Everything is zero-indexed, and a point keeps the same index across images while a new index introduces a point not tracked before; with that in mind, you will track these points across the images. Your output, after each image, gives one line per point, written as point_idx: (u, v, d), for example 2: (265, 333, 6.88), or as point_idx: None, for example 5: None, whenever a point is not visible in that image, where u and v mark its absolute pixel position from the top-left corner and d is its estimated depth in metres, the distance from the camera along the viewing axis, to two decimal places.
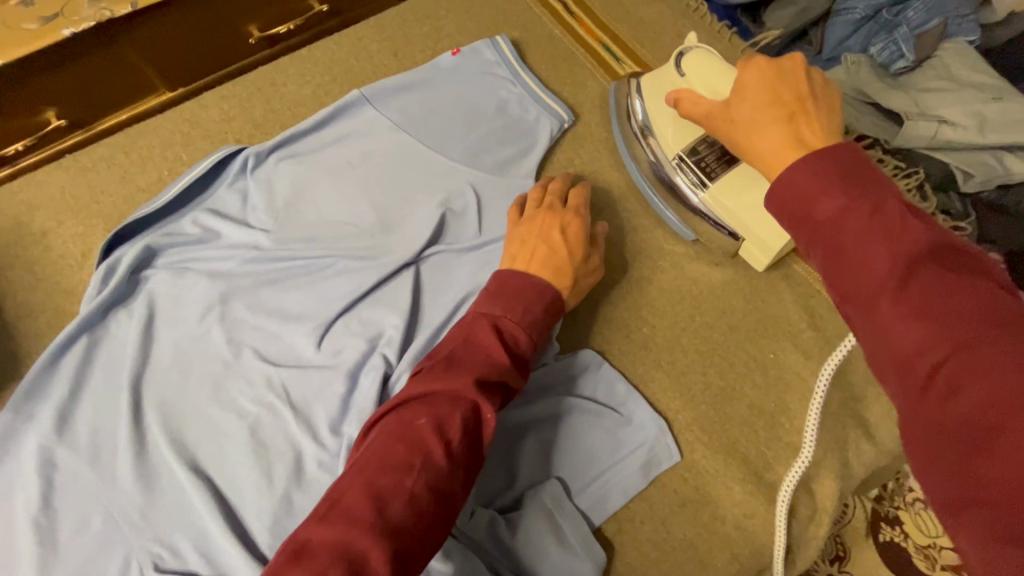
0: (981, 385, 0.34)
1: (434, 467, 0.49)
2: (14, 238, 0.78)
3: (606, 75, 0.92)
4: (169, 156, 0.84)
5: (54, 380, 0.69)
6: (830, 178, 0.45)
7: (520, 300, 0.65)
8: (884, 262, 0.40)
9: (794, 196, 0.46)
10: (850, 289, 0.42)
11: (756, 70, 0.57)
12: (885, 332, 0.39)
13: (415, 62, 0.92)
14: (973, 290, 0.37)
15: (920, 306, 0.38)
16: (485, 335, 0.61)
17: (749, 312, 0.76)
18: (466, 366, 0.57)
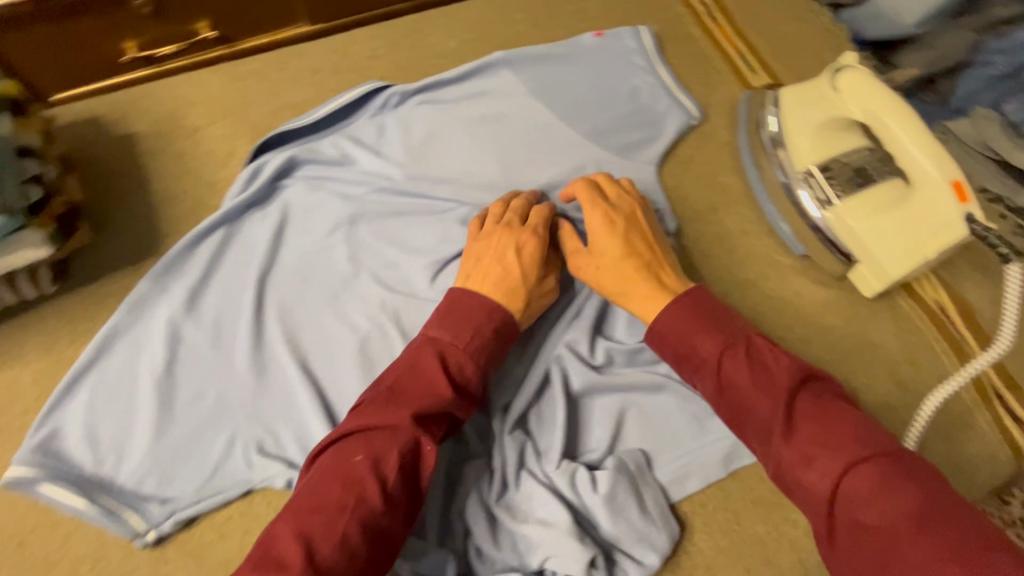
0: (880, 506, 0.50)
1: (368, 506, 0.52)
2: (169, 128, 0.83)
3: (739, 83, 0.94)
4: (316, 81, 0.89)
5: (190, 262, 0.74)
6: (691, 314, 0.64)
7: (468, 323, 0.64)
8: (764, 397, 0.58)
9: (678, 337, 0.64)
10: (739, 416, 0.60)
11: (597, 219, 0.72)
12: (793, 461, 0.55)
13: (557, 36, 0.95)
14: (836, 417, 0.56)
15: (807, 437, 0.55)
16: (429, 364, 0.61)
17: (846, 335, 0.77)
18: (408, 398, 0.59)
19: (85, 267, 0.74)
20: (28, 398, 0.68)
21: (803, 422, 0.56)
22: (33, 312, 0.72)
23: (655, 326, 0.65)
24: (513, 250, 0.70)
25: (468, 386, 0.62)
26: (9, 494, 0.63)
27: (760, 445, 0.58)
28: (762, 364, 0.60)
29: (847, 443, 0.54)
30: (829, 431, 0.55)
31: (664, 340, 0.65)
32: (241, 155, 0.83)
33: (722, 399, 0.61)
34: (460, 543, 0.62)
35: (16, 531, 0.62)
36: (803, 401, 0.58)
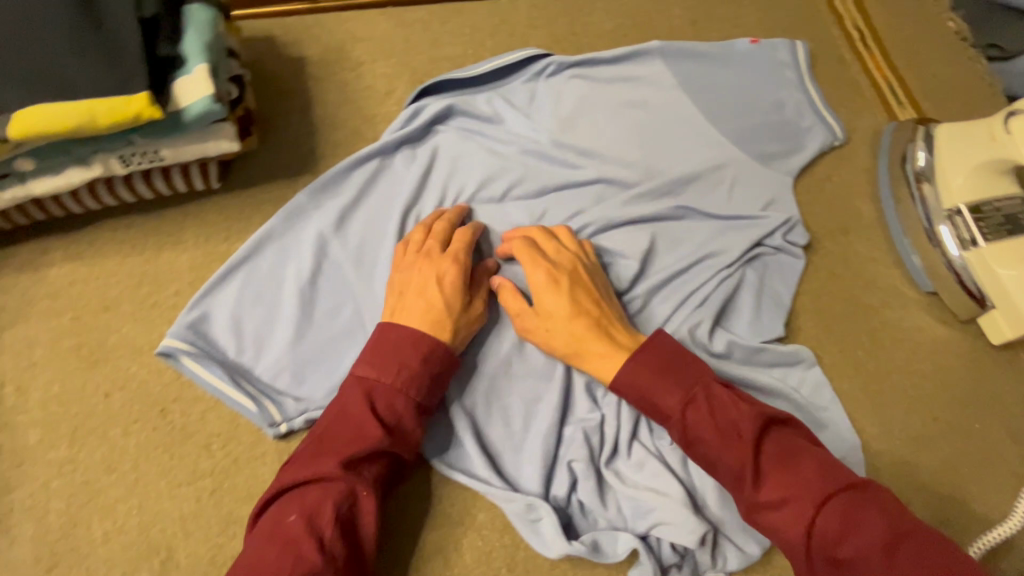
0: (854, 543, 0.49)
1: (305, 567, 0.51)
2: (335, 59, 0.87)
3: (884, 114, 0.93)
4: (476, 39, 0.92)
5: (344, 185, 0.78)
6: (653, 371, 0.61)
7: (397, 358, 0.61)
8: (728, 450, 0.56)
9: (643, 392, 0.61)
10: (710, 469, 0.58)
11: (541, 276, 0.67)
12: (765, 514, 0.54)
13: (710, 38, 0.96)
14: (800, 457, 0.55)
15: (774, 483, 0.54)
16: (358, 407, 0.59)
17: (965, 378, 0.77)
18: (336, 446, 0.57)
19: (246, 173, 0.78)
20: (181, 280, 0.72)
21: (769, 470, 0.55)
22: (194, 203, 0.75)
23: (618, 380, 0.62)
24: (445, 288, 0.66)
25: (401, 421, 0.60)
26: (159, 363, 0.67)
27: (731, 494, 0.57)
28: (724, 415, 0.58)
29: (814, 480, 0.53)
30: (797, 477, 0.54)
31: (626, 394, 0.62)
32: (398, 96, 0.87)
33: (691, 451, 0.59)
34: (565, 498, 0.64)
35: (161, 398, 0.66)
36: (769, 447, 0.56)
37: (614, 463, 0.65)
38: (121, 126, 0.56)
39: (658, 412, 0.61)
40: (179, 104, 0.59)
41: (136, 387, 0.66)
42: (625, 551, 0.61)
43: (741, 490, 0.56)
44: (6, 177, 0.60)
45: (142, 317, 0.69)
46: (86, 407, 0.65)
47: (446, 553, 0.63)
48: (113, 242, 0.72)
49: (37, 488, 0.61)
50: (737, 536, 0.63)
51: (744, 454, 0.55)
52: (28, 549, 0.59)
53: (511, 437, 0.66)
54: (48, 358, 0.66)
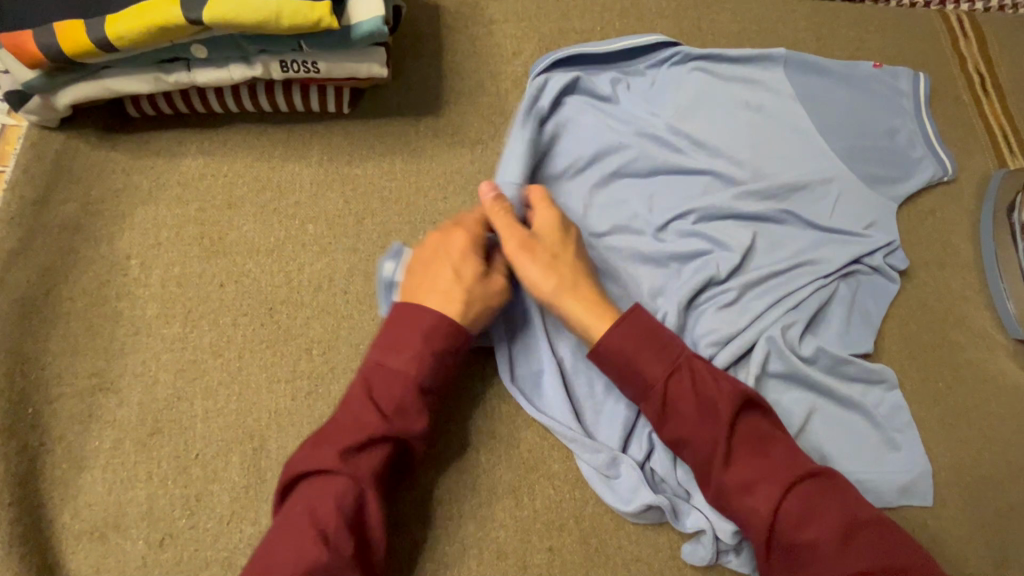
0: (817, 527, 0.53)
1: (311, 561, 0.51)
2: (470, 13, 0.89)
3: (995, 158, 0.93)
4: (605, 17, 0.93)
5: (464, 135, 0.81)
6: (627, 345, 0.61)
7: (395, 345, 0.59)
8: (703, 429, 0.58)
9: (624, 363, 0.61)
10: (683, 446, 0.59)
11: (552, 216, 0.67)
12: (733, 495, 0.57)
13: (831, 56, 0.96)
14: (770, 440, 0.58)
15: (745, 464, 0.57)
16: (358, 396, 0.58)
17: None
18: (337, 435, 0.56)
19: (372, 104, 0.81)
20: (301, 192, 0.74)
21: (740, 452, 0.57)
22: (321, 123, 0.78)
23: (607, 342, 0.61)
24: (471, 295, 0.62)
25: (400, 407, 0.57)
26: (273, 265, 0.70)
27: (699, 474, 0.59)
28: (703, 393, 0.59)
29: (783, 466, 0.56)
30: (766, 461, 0.57)
31: (607, 363, 0.62)
32: (523, 58, 0.88)
33: (664, 426, 0.60)
34: (640, 462, 0.65)
35: (270, 298, 0.68)
36: (741, 426, 0.58)
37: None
38: (301, 30, 0.59)
39: (638, 383, 0.61)
40: (352, 20, 0.62)
41: (248, 284, 0.69)
42: (690, 524, 0.62)
43: (714, 469, 0.57)
44: (176, 62, 0.64)
45: (262, 219, 0.72)
46: (201, 293, 0.68)
47: (518, 494, 0.65)
48: (243, 145, 0.75)
49: (149, 358, 0.64)
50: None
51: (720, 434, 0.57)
52: (134, 412, 0.62)
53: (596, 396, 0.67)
54: (173, 242, 0.69)
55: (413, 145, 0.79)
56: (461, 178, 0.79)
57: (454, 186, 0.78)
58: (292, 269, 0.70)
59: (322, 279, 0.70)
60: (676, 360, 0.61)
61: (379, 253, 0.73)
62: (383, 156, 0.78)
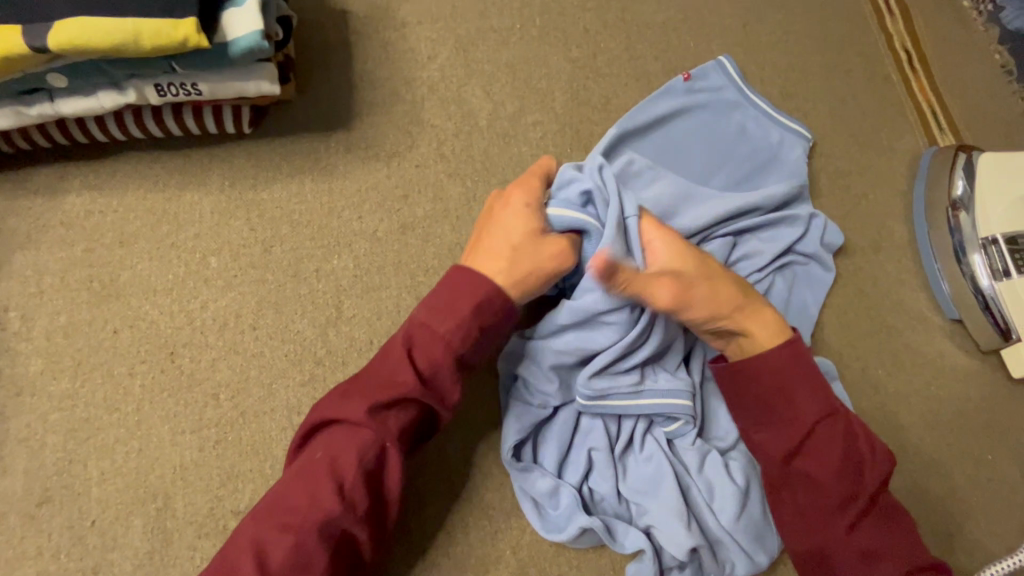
0: None
1: (322, 512, 0.50)
2: (381, 16, 0.84)
3: (925, 137, 0.93)
4: (525, 13, 0.89)
5: (380, 152, 0.77)
6: (792, 380, 0.58)
7: (449, 303, 0.56)
8: (845, 480, 0.56)
9: (775, 397, 0.59)
10: (813, 491, 0.57)
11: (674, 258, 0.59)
12: (847, 555, 0.55)
13: (758, 42, 0.95)
14: (898, 516, 0.57)
15: (869, 531, 0.56)
16: (398, 353, 0.55)
17: (982, 407, 0.77)
18: (371, 387, 0.54)
19: (277, 121, 0.75)
20: (200, 223, 0.69)
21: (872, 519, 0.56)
22: (220, 146, 0.73)
23: (764, 361, 0.59)
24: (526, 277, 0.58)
25: (437, 371, 0.55)
26: (172, 306, 0.65)
27: (806, 520, 0.57)
28: (854, 446, 0.57)
29: (904, 548, 0.55)
30: (894, 540, 0.56)
31: (757, 378, 0.59)
32: (441, 62, 0.84)
33: (791, 463, 0.58)
34: (579, 485, 0.62)
35: (171, 342, 0.63)
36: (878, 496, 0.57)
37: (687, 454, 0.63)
38: (164, 51, 0.53)
39: (783, 418, 0.58)
40: (227, 36, 0.56)
41: (145, 328, 0.63)
42: (630, 545, 0.60)
43: (836, 521, 0.56)
44: (36, 93, 0.58)
45: (157, 256, 0.67)
46: (91, 343, 0.62)
47: (450, 529, 0.62)
48: (132, 176, 0.69)
49: (34, 421, 0.59)
50: (750, 550, 0.61)
51: (864, 486, 0.56)
52: (21, 481, 0.57)
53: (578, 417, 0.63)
54: (58, 289, 0.64)
55: (324, 163, 0.75)
56: (377, 195, 0.74)
57: (369, 204, 0.74)
58: (194, 307, 0.65)
59: (228, 315, 0.65)
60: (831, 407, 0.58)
61: (291, 282, 0.68)
62: (290, 177, 0.73)
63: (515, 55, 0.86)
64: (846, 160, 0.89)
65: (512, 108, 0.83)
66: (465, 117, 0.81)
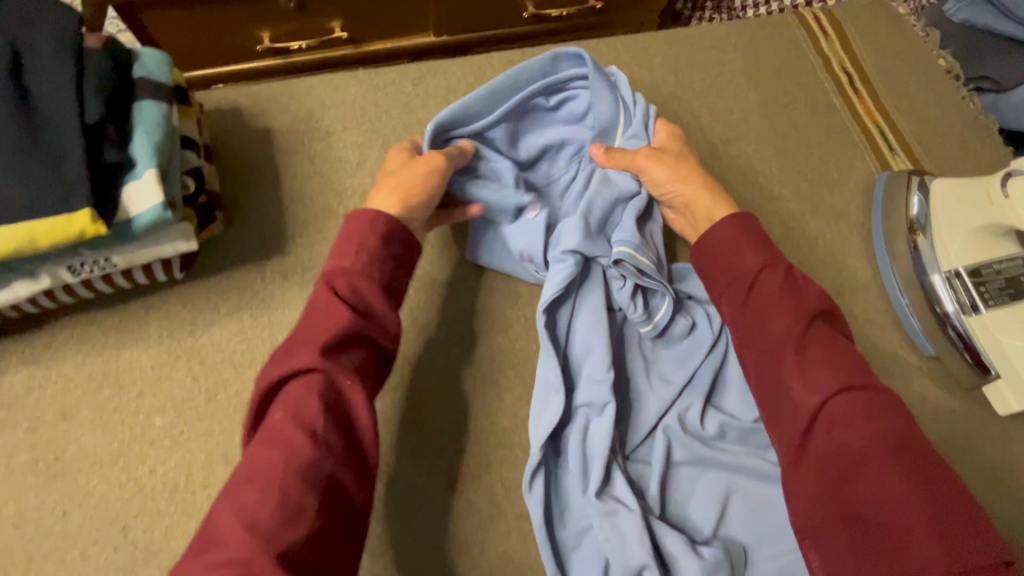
0: (859, 430, 0.56)
1: (300, 456, 0.51)
2: (304, 128, 0.84)
3: (877, 162, 0.90)
4: (451, 99, 0.89)
5: (319, 268, 0.76)
6: (736, 240, 0.68)
7: (355, 245, 0.64)
8: (786, 319, 0.62)
9: (724, 257, 0.68)
10: (753, 333, 0.63)
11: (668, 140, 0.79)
12: (793, 381, 0.59)
13: (692, 88, 0.93)
14: (843, 349, 0.61)
15: (816, 359, 0.60)
16: (326, 295, 0.61)
17: (975, 449, 0.72)
18: (311, 334, 0.58)
19: (212, 257, 0.75)
20: (142, 381, 0.68)
21: (816, 354, 0.60)
22: (155, 295, 0.72)
23: (719, 227, 0.69)
24: (397, 185, 0.70)
25: (367, 301, 0.62)
26: (119, 476, 0.64)
27: (762, 360, 0.62)
28: (795, 282, 0.65)
29: (849, 376, 0.59)
30: (836, 363, 0.60)
31: (708, 249, 0.69)
32: (370, 166, 0.83)
33: (747, 308, 0.65)
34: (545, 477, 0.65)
35: (122, 514, 0.62)
36: (820, 334, 0.62)
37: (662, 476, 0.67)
38: (65, 245, 0.53)
39: (732, 268, 0.67)
40: (129, 212, 0.56)
41: (95, 504, 0.62)
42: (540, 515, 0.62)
43: (783, 353, 0.60)
44: None
45: (101, 424, 0.66)
46: (42, 529, 0.61)
47: None
48: (71, 341, 0.69)
49: None
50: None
51: (805, 313, 0.62)
52: None
53: (587, 360, 0.70)
54: (3, 476, 0.63)
55: (262, 295, 0.74)
56: None
57: None
58: (142, 473, 0.64)
59: (178, 476, 0.64)
60: (775, 260, 0.67)
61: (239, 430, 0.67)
62: (229, 316, 0.72)
63: None
64: (797, 199, 0.87)
65: None
66: None
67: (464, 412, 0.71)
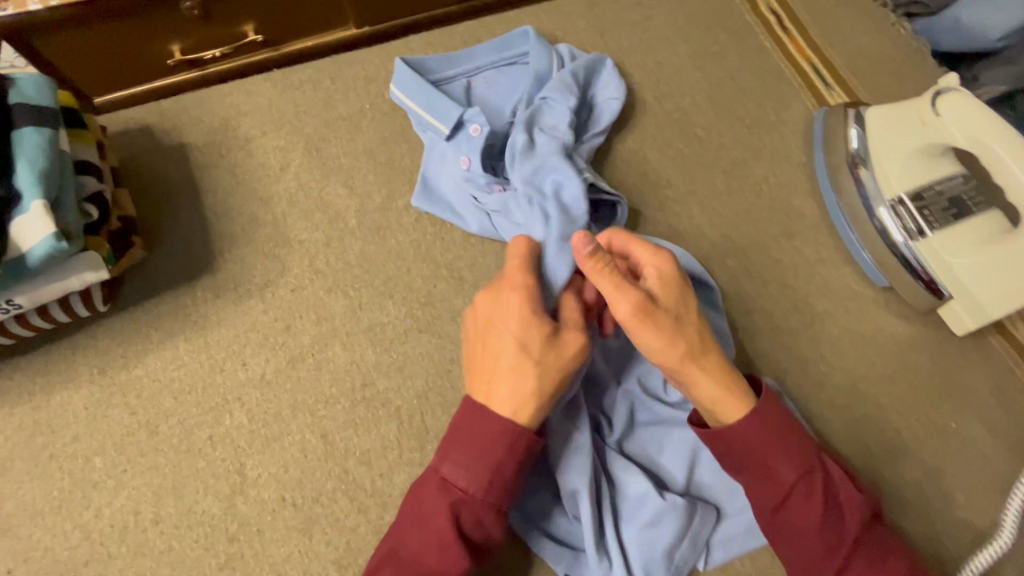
0: (830, 523, 0.57)
1: None
2: (221, 139, 0.80)
3: (813, 99, 0.89)
4: (372, 89, 0.85)
5: (253, 282, 0.73)
6: (754, 438, 0.59)
7: (483, 471, 0.56)
8: (752, 434, 0.59)
9: (751, 461, 0.59)
10: (788, 538, 0.59)
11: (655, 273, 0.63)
12: (770, 490, 0.58)
13: (620, 47, 0.90)
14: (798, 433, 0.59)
15: (783, 456, 0.58)
16: (443, 523, 0.55)
17: (935, 374, 0.72)
18: (417, 561, 0.55)
19: (138, 285, 0.71)
20: (77, 424, 0.65)
21: (783, 452, 0.58)
22: (81, 333, 0.68)
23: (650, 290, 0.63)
24: (546, 361, 0.59)
25: (480, 527, 0.57)
26: (64, 526, 0.61)
27: (737, 465, 0.60)
28: (831, 496, 0.58)
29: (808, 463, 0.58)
30: (791, 453, 0.58)
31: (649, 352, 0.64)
32: (295, 169, 0.79)
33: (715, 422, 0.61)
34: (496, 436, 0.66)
35: (72, 564, 0.59)
36: (778, 421, 0.60)
37: (616, 406, 0.68)
38: None
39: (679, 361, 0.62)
40: (20, 249, 0.53)
41: (41, 557, 0.59)
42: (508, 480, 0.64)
43: (757, 465, 0.59)
44: None
45: (37, 475, 0.62)
46: None
47: None
48: None
49: None
50: (642, 548, 0.61)
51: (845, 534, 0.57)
52: None
53: None
54: None
55: (194, 317, 0.70)
56: (257, 334, 0.70)
57: (251, 347, 0.69)
58: (88, 519, 0.61)
59: (126, 517, 0.61)
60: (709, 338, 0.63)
61: (185, 459, 0.64)
62: (162, 343, 0.69)
63: (371, 139, 0.82)
64: (736, 146, 0.85)
65: (380, 197, 0.78)
66: (333, 222, 0.77)
67: (419, 408, 0.68)
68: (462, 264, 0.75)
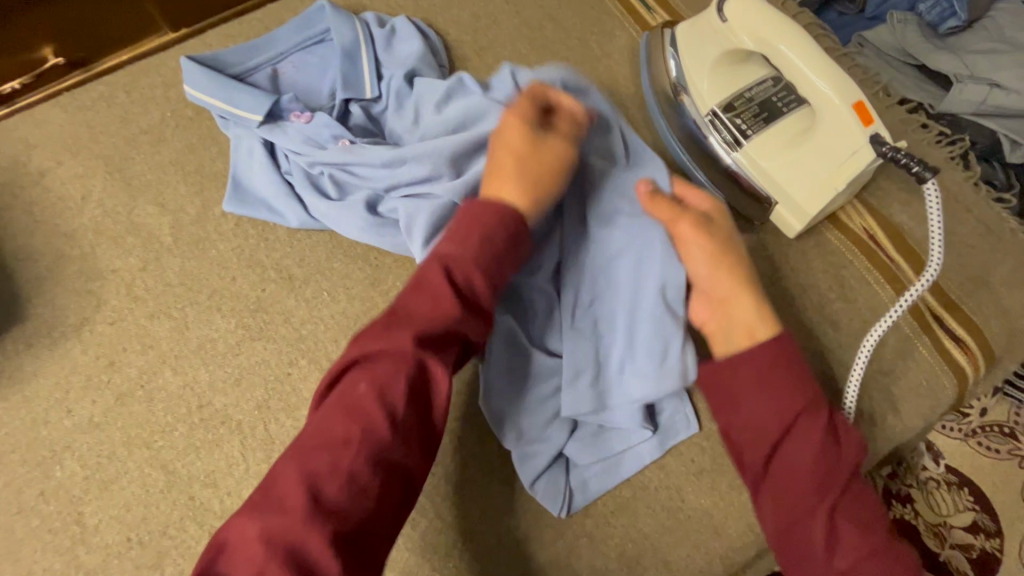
0: (823, 466, 0.57)
1: (377, 438, 0.50)
2: (12, 178, 0.75)
3: (635, 25, 0.86)
4: (171, 95, 0.80)
5: (68, 324, 0.68)
6: (763, 376, 0.60)
7: (474, 232, 0.58)
8: (761, 373, 0.60)
9: (759, 407, 0.60)
10: (783, 487, 0.58)
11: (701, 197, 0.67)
12: (774, 426, 0.59)
13: (431, 4, 0.86)
14: (806, 381, 0.60)
15: (787, 400, 0.59)
16: (435, 278, 0.56)
17: (776, 280, 0.73)
18: (407, 321, 0.55)
19: None
20: None
21: (792, 394, 0.59)
22: None
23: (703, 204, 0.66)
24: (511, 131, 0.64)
25: (474, 293, 0.57)
26: None
27: (741, 408, 0.61)
28: (834, 440, 0.58)
29: (813, 411, 0.59)
30: (793, 394, 0.59)
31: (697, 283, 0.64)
32: (98, 195, 0.74)
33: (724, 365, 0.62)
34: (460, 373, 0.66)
35: None
36: (791, 367, 0.60)
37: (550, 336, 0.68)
38: None
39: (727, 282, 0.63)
40: None
41: None
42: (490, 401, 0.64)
43: (759, 402, 0.60)
44: None
45: None
46: None
47: None
48: None
49: None
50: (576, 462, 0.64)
51: (840, 470, 0.57)
52: None
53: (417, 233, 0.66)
54: None
55: (8, 373, 0.66)
56: (80, 376, 0.66)
57: (74, 392, 0.66)
58: None
59: None
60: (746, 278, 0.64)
61: (18, 520, 0.61)
62: None
63: (178, 148, 0.77)
64: None
65: (195, 208, 0.74)
66: (147, 244, 0.72)
67: (260, 418, 0.65)
68: (290, 262, 0.72)
